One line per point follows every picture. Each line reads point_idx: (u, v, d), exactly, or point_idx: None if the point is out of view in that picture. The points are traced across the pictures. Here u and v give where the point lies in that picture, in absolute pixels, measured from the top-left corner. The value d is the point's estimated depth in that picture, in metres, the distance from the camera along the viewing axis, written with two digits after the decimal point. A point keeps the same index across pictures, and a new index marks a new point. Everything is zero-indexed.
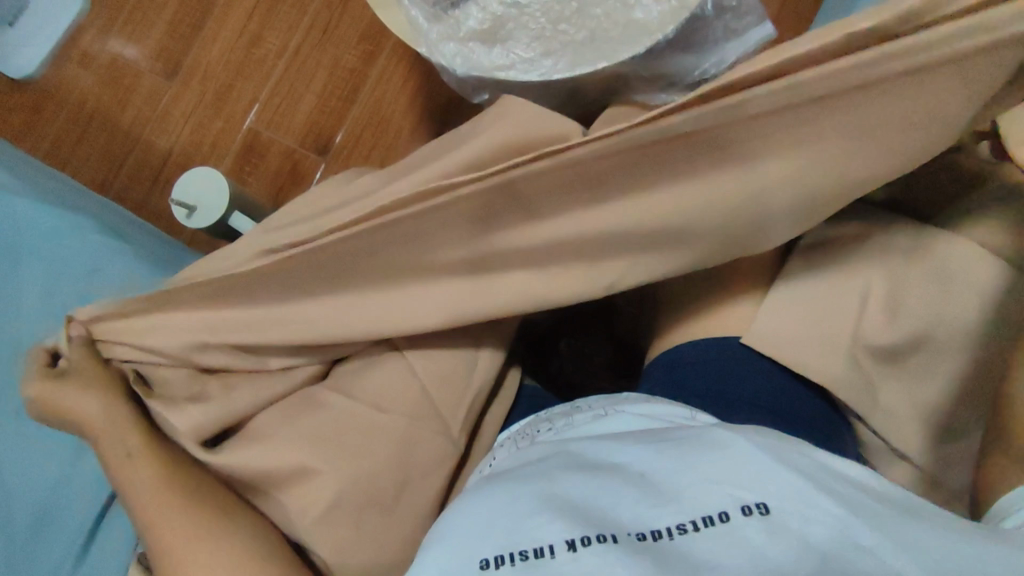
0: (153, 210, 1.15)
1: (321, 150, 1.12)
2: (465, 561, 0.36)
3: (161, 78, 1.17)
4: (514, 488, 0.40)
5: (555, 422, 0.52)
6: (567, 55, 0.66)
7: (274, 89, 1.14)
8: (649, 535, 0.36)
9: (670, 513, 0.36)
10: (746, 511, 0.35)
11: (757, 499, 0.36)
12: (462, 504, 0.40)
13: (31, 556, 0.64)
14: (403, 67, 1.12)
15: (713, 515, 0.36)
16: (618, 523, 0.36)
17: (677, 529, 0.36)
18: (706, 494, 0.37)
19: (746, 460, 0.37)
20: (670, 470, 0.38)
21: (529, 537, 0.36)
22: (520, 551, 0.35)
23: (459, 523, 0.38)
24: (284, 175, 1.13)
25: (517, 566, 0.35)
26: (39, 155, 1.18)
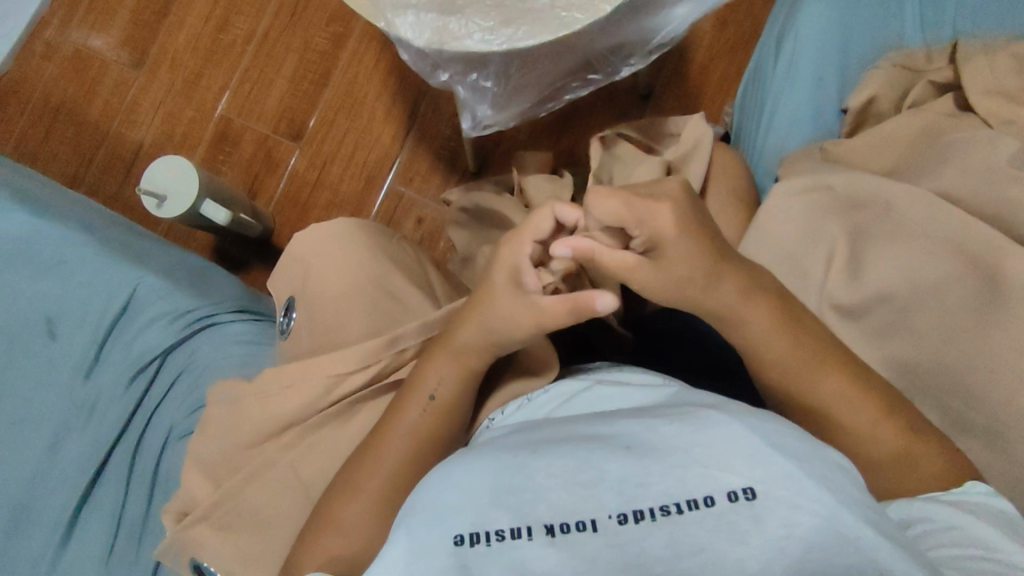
0: (126, 203, 1.13)
1: (294, 135, 1.11)
2: (439, 534, 0.33)
3: (128, 68, 1.15)
4: (495, 460, 0.36)
5: (531, 393, 0.52)
6: (527, 23, 0.64)
7: (245, 75, 1.12)
8: (630, 515, 0.33)
9: (653, 494, 0.33)
10: (732, 496, 0.32)
11: (746, 481, 0.32)
12: (438, 475, 0.37)
13: (13, 544, 0.64)
14: (374, 47, 1.10)
15: (697, 498, 0.33)
16: (597, 505, 0.33)
17: (660, 511, 0.33)
18: (690, 475, 0.33)
19: (733, 440, 0.34)
20: (656, 447, 0.35)
21: (507, 516, 0.33)
22: (496, 530, 0.33)
23: (433, 497, 0.35)
24: (257, 163, 1.11)
25: (493, 546, 0.32)
26: (10, 151, 1.16)
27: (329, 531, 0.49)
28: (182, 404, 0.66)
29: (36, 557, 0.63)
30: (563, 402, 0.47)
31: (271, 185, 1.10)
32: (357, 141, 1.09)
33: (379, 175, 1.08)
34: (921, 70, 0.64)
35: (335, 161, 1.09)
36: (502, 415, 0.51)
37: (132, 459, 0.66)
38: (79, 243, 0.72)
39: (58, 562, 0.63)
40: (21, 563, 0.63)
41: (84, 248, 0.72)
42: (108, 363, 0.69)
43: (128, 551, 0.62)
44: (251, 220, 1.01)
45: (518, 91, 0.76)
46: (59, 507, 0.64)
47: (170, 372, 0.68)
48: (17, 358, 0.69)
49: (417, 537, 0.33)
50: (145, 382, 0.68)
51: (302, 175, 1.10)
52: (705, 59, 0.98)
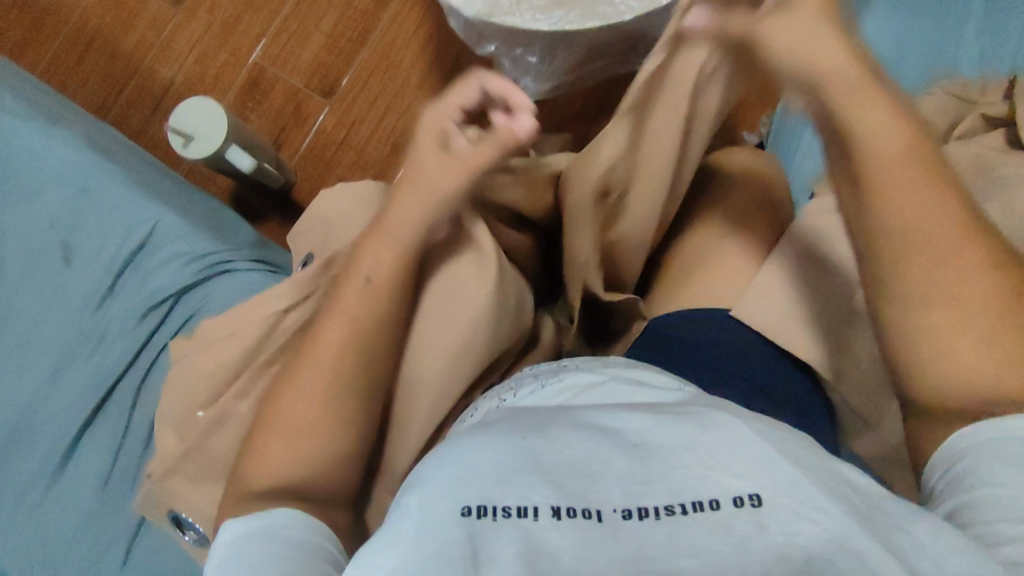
0: (151, 141, 1.13)
1: (326, 92, 1.10)
2: (445, 503, 0.33)
3: (168, 4, 1.14)
4: (505, 439, 0.36)
5: (543, 377, 0.51)
6: (581, 6, 0.63)
7: (284, 25, 1.11)
8: (634, 512, 0.33)
9: (659, 493, 0.33)
10: (738, 501, 0.32)
11: (751, 488, 0.32)
12: (446, 451, 0.37)
13: (10, 462, 0.63)
14: (417, 11, 1.08)
15: (702, 501, 0.33)
16: (603, 498, 0.33)
17: (665, 510, 0.33)
18: (697, 477, 0.33)
19: (742, 447, 0.34)
20: (664, 445, 0.35)
21: (515, 494, 0.33)
22: (503, 507, 0.33)
23: (440, 468, 0.35)
24: (286, 115, 1.10)
25: (499, 522, 0.32)
26: (40, 73, 1.16)
27: (290, 432, 0.45)
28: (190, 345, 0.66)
29: (28, 481, 0.62)
30: (571, 397, 0.46)
31: (297, 140, 1.10)
32: (388, 104, 1.08)
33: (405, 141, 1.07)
34: (975, 102, 0.62)
35: (363, 122, 1.08)
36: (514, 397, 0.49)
37: (135, 394, 0.65)
38: (106, 171, 0.72)
39: (52, 485, 0.62)
40: (13, 486, 0.63)
41: (109, 178, 0.72)
42: (122, 295, 0.68)
43: (123, 483, 0.62)
44: (276, 172, 1.01)
45: (562, 71, 0.75)
46: (57, 432, 0.64)
47: (184, 310, 0.68)
48: (32, 280, 0.68)
49: (420, 503, 0.33)
50: (160, 316, 0.67)
51: (329, 132, 1.09)
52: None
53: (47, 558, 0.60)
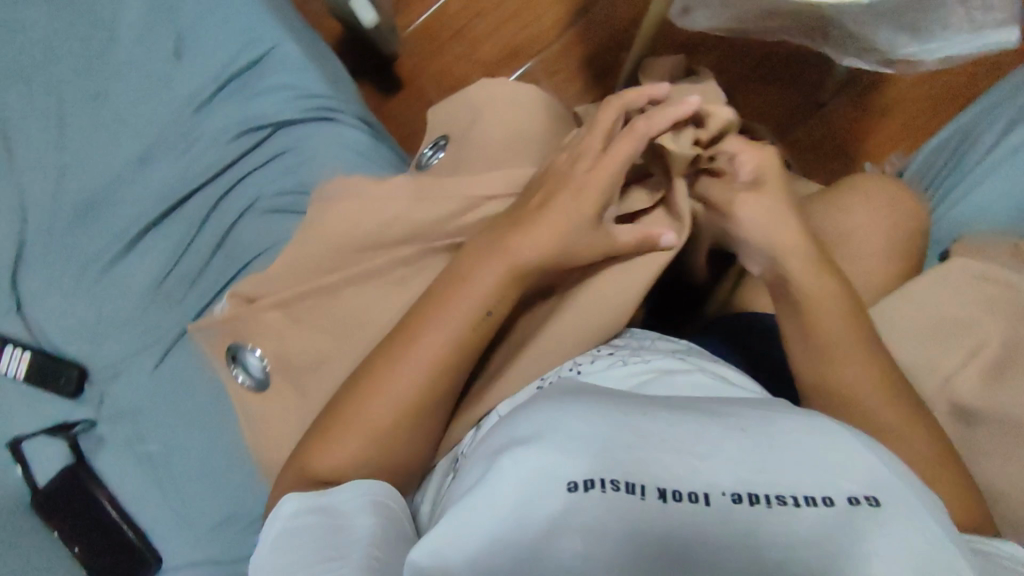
0: None
1: None
2: (546, 474, 0.29)
3: None
4: (594, 407, 0.32)
5: (612, 352, 0.46)
6: None
7: None
8: (745, 497, 0.28)
9: (771, 480, 0.29)
10: (851, 499, 0.28)
11: (854, 487, 0.28)
12: (530, 414, 0.33)
13: (70, 237, 0.62)
14: None
15: (815, 495, 0.28)
16: (710, 479, 0.29)
17: (777, 499, 0.28)
18: (809, 467, 0.29)
19: (846, 446, 0.30)
20: (768, 431, 0.30)
21: (621, 467, 0.29)
22: (609, 479, 0.28)
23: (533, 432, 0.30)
24: None
25: (606, 496, 0.28)
26: None
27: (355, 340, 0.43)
28: (275, 181, 0.63)
29: (83, 262, 0.62)
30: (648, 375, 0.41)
31: (416, 11, 1.03)
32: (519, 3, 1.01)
33: (523, 53, 1.01)
34: None
35: (487, 17, 1.02)
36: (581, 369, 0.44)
37: (206, 213, 0.63)
38: None
39: (108, 271, 0.62)
40: (66, 264, 0.62)
41: None
42: (218, 109, 0.64)
43: (173, 294, 0.61)
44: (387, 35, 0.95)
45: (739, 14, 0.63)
46: (120, 227, 0.62)
47: (275, 147, 0.64)
48: (132, 60, 0.64)
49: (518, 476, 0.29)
50: (249, 144, 0.64)
51: (449, 15, 1.02)
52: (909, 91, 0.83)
53: (86, 336, 0.61)
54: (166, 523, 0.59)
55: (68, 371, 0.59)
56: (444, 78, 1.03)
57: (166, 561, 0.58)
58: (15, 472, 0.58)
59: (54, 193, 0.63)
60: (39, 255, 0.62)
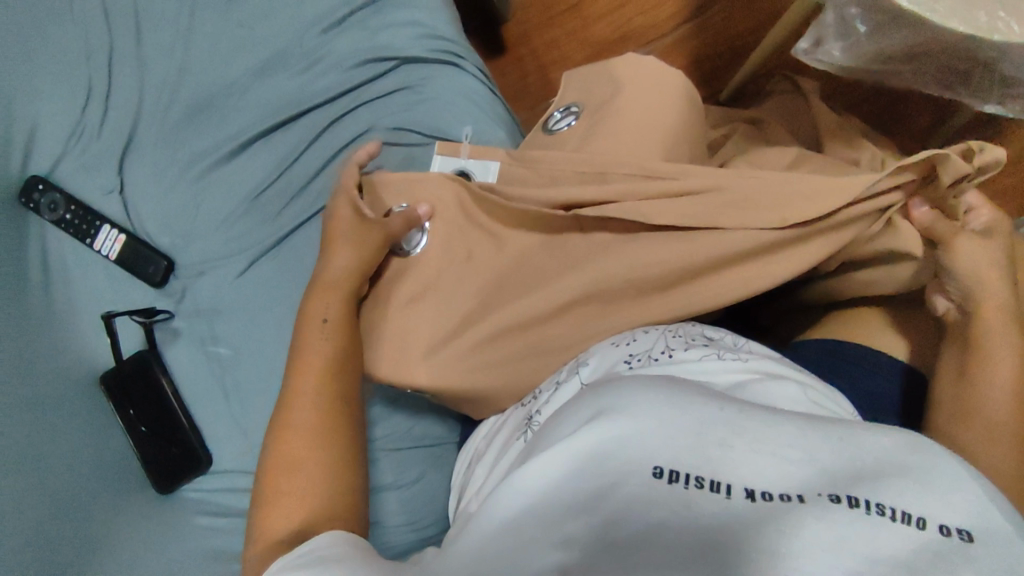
0: None
1: None
2: (631, 458, 0.27)
3: None
4: (688, 395, 0.30)
5: (706, 335, 0.42)
6: None
7: None
8: (844, 498, 0.25)
9: (869, 485, 0.25)
10: (942, 529, 0.24)
11: (967, 521, 0.24)
12: (618, 389, 0.31)
13: (180, 132, 0.63)
14: None
15: (912, 513, 0.24)
16: (801, 478, 0.26)
17: (875, 506, 0.25)
18: (905, 484, 0.25)
19: (943, 472, 0.26)
20: (862, 442, 0.27)
21: (711, 462, 0.27)
22: (694, 475, 0.27)
23: (626, 404, 0.29)
24: None
25: (689, 491, 0.26)
26: None
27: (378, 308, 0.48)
28: (391, 114, 0.62)
29: (188, 159, 0.62)
30: (753, 377, 0.37)
31: None
32: None
33: (633, 39, 0.98)
34: None
35: None
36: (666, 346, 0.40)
37: (318, 133, 0.63)
38: None
39: (212, 171, 0.62)
40: (171, 158, 0.63)
41: None
42: (346, 33, 0.64)
43: (268, 208, 0.62)
44: None
45: (882, 55, 0.60)
46: (230, 131, 0.63)
47: (395, 79, 0.63)
48: None
49: (601, 448, 0.28)
50: (374, 72, 0.63)
51: None
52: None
53: (181, 231, 0.62)
54: (222, 427, 0.58)
55: (157, 261, 0.60)
56: (549, 51, 1.01)
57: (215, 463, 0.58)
58: (103, 338, 0.60)
59: (173, 86, 0.64)
60: (148, 144, 0.63)
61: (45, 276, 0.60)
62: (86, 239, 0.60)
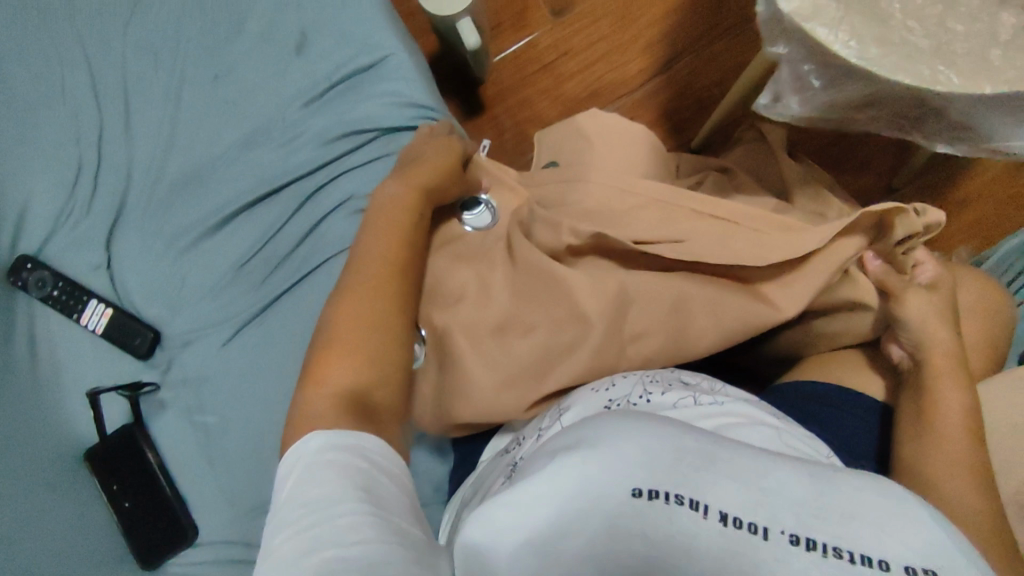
0: None
1: (556, 10, 1.04)
2: (615, 479, 0.28)
3: None
4: (675, 428, 0.30)
5: (682, 379, 0.44)
6: (898, 54, 0.55)
7: None
8: (805, 539, 0.26)
9: (833, 525, 0.26)
10: (907, 569, 0.25)
11: (927, 558, 0.25)
12: (606, 418, 0.31)
13: (169, 205, 0.65)
14: None
15: (874, 556, 0.25)
16: (773, 511, 0.27)
17: (835, 550, 0.25)
18: (872, 526, 0.26)
19: (912, 513, 0.27)
20: (833, 479, 0.28)
21: (689, 485, 0.28)
22: (677, 495, 0.27)
23: (611, 433, 0.30)
24: (507, 13, 1.05)
25: (667, 511, 0.27)
26: None
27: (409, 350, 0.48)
28: (369, 182, 0.65)
29: (177, 231, 0.64)
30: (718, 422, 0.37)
31: (506, 42, 1.05)
32: (607, 49, 1.03)
33: (604, 95, 1.03)
34: None
35: (574, 57, 1.04)
36: (643, 389, 0.42)
37: (301, 202, 0.65)
38: None
39: (198, 242, 0.64)
40: (160, 230, 0.64)
41: None
42: (327, 106, 0.67)
43: (254, 275, 0.63)
44: (479, 60, 0.97)
45: (838, 106, 0.64)
46: (217, 202, 0.65)
47: (373, 148, 0.66)
48: (254, 50, 0.68)
49: (588, 469, 0.28)
50: (353, 142, 0.66)
51: (539, 50, 1.05)
52: (989, 180, 0.82)
53: (167, 301, 0.63)
54: (206, 497, 0.58)
55: (143, 333, 0.61)
56: (523, 109, 1.05)
57: (200, 534, 0.57)
58: (88, 413, 0.60)
59: (162, 162, 0.66)
60: (137, 218, 0.65)
61: (31, 352, 0.60)
62: (73, 314, 0.61)
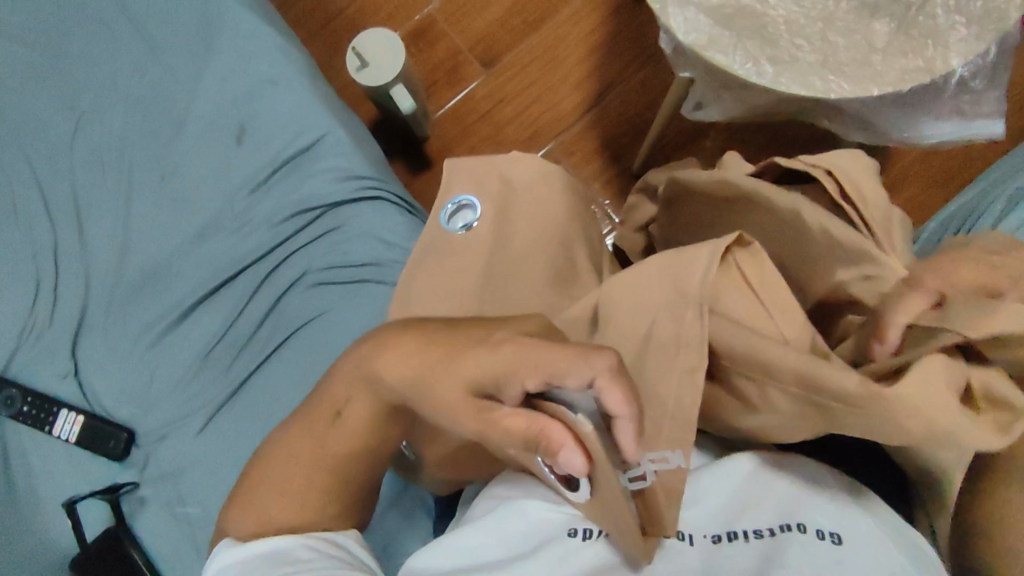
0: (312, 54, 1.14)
1: (486, 62, 1.10)
2: (540, 524, 0.39)
3: None
4: None
5: None
6: (793, 69, 0.59)
7: None
8: (725, 535, 0.35)
9: (751, 518, 0.35)
10: (818, 532, 0.33)
11: (833, 525, 0.33)
12: (525, 478, 0.42)
13: (129, 307, 0.67)
14: (595, 17, 1.08)
15: (785, 525, 0.34)
16: (695, 523, 0.37)
17: (753, 533, 0.35)
18: (777, 506, 0.35)
19: (808, 481, 0.36)
20: (752, 478, 0.37)
21: (599, 522, 0.38)
22: (588, 530, 0.38)
23: (522, 486, 0.42)
24: (441, 73, 1.11)
25: (588, 544, 0.37)
26: None
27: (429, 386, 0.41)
28: (320, 255, 0.68)
29: (140, 330, 0.66)
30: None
31: (444, 100, 1.11)
32: (540, 91, 1.08)
33: (544, 134, 1.08)
34: None
35: (510, 103, 1.09)
36: None
37: (258, 283, 0.68)
38: (280, 67, 0.73)
39: (162, 338, 0.66)
40: (124, 332, 0.66)
41: (287, 76, 0.73)
42: (272, 189, 0.70)
43: (220, 361, 0.65)
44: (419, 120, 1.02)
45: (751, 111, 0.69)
46: (176, 297, 0.67)
47: (321, 224, 0.69)
48: (196, 147, 0.71)
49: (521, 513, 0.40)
50: (300, 220, 0.69)
51: (476, 101, 1.10)
52: (909, 162, 0.87)
53: (136, 400, 0.64)
54: None
55: (117, 434, 0.62)
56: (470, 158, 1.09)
57: None
58: (68, 522, 0.61)
59: (119, 266, 0.68)
60: (99, 324, 0.67)
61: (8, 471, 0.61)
62: (45, 427, 0.63)
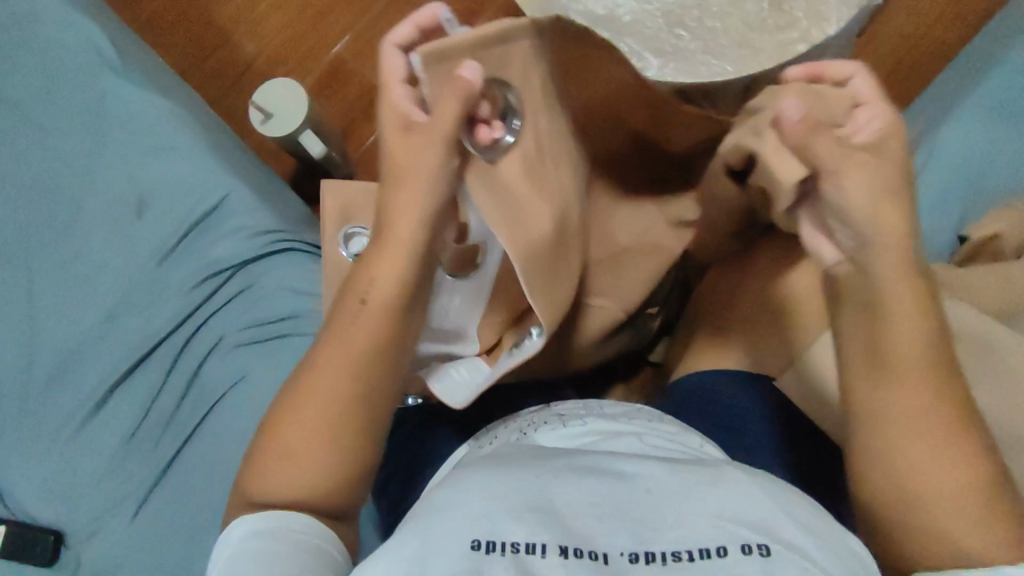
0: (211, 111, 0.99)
1: None
2: (449, 536, 0.30)
3: None
4: (492, 467, 0.36)
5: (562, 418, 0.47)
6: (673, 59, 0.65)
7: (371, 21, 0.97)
8: (641, 556, 0.30)
9: (668, 537, 0.30)
10: (745, 547, 0.29)
11: (761, 537, 0.29)
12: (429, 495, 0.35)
13: (43, 402, 0.64)
14: None
15: (709, 547, 0.30)
16: (609, 540, 0.30)
17: (671, 555, 0.30)
18: (700, 525, 0.31)
19: (735, 491, 0.32)
20: (673, 487, 0.33)
21: (521, 529, 0.30)
22: (512, 542, 0.29)
23: (424, 504, 0.33)
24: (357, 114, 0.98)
25: (507, 558, 0.29)
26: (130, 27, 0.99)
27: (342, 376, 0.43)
28: (237, 319, 0.67)
29: (58, 424, 0.63)
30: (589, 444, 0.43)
31: None
32: None
33: None
34: None
35: None
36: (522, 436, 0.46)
37: (177, 355, 0.66)
38: (172, 130, 0.71)
39: (82, 429, 0.63)
40: (40, 430, 0.63)
41: (183, 141, 0.71)
42: (180, 257, 0.69)
43: (148, 441, 0.63)
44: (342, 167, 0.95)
45: None
46: (91, 384, 0.64)
47: (235, 286, 0.68)
48: (96, 226, 0.69)
49: (404, 534, 0.31)
50: (211, 286, 0.68)
51: None
52: None
53: (62, 498, 0.62)
54: None
55: (43, 538, 0.60)
56: None
57: None
58: None
59: (28, 361, 0.65)
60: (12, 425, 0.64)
61: None
62: None
